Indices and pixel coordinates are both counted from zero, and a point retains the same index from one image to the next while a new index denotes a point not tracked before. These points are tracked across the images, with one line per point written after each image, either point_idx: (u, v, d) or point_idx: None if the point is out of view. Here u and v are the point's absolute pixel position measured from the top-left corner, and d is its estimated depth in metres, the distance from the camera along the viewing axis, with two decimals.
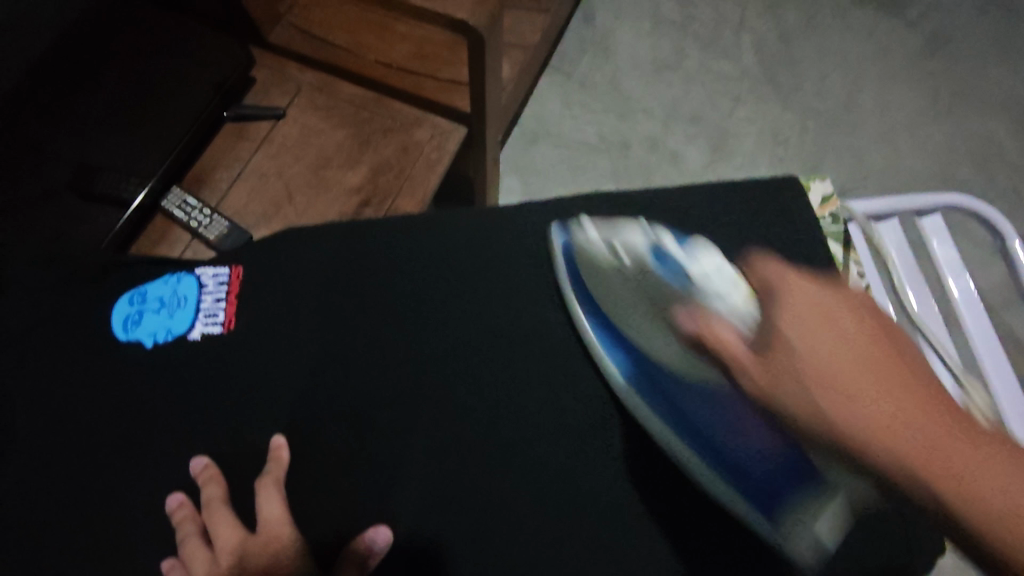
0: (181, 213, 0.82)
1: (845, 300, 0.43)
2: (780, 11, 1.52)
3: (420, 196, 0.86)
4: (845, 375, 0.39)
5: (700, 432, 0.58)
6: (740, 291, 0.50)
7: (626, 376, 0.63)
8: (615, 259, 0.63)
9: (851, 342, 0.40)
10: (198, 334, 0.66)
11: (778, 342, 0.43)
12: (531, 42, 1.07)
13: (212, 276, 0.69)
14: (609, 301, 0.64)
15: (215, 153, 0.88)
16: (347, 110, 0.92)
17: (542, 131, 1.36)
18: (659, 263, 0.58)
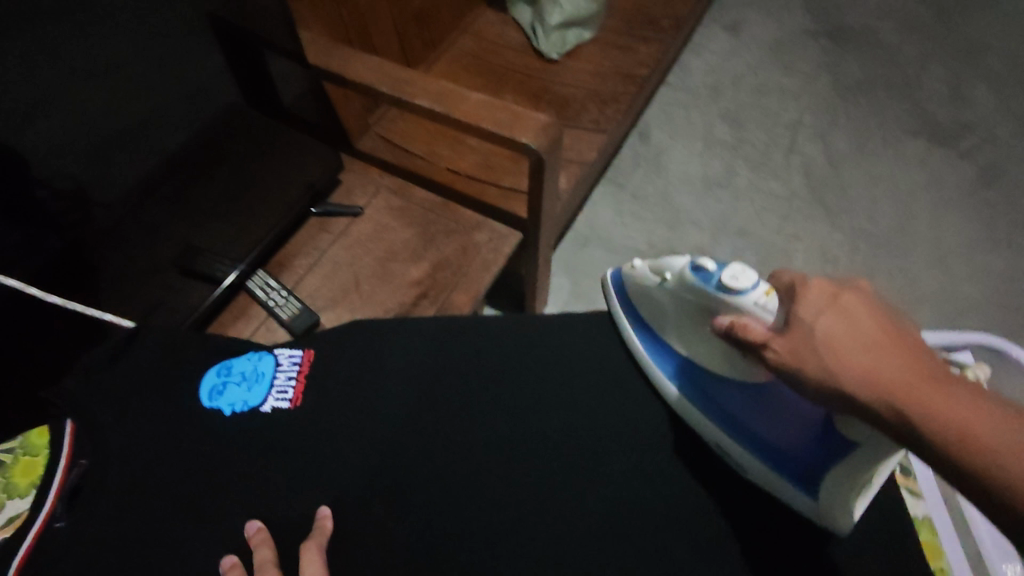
0: (262, 293, 0.93)
1: (852, 286, 0.50)
2: (831, 138, 1.59)
3: (473, 293, 0.93)
4: (848, 348, 0.47)
5: (737, 419, 0.61)
6: (761, 286, 0.55)
7: (673, 381, 0.65)
8: (649, 278, 0.66)
9: (852, 318, 0.48)
10: (269, 408, 0.65)
11: (796, 326, 0.50)
12: (589, 159, 1.18)
13: (288, 356, 0.70)
14: (655, 314, 0.67)
15: (298, 242, 0.99)
16: (416, 212, 1.02)
17: (593, 236, 1.44)
18: (694, 275, 0.60)
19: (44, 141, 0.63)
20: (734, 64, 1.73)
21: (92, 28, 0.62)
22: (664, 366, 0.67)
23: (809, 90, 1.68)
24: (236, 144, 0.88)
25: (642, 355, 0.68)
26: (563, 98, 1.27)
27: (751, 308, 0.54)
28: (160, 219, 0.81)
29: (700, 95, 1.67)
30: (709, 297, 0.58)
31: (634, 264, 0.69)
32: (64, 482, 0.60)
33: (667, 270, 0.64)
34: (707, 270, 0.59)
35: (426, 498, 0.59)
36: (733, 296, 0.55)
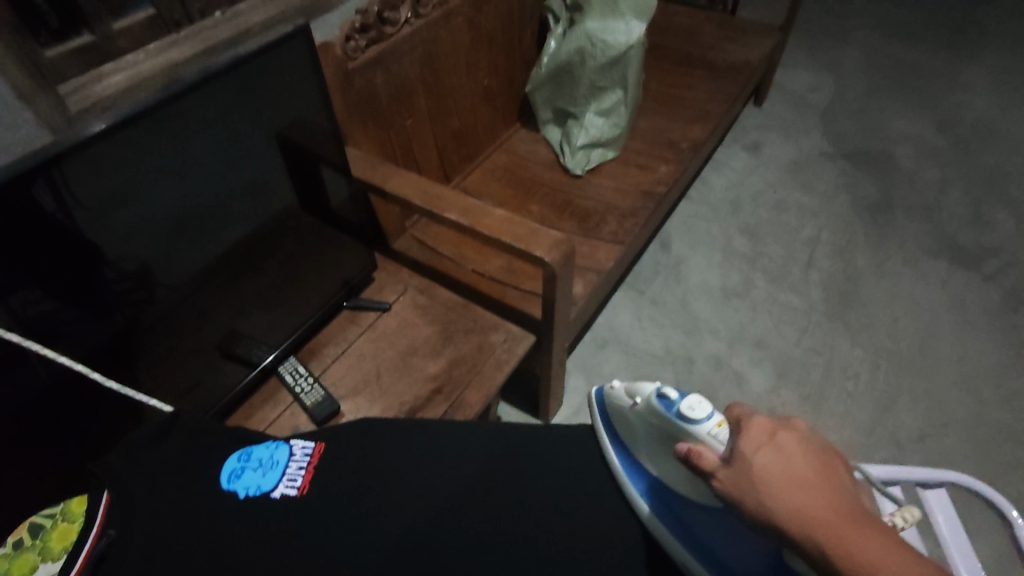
0: (290, 378, 1.00)
1: (789, 425, 0.53)
2: (850, 255, 1.63)
3: (486, 390, 0.98)
4: (784, 487, 0.49)
5: (704, 547, 0.57)
6: (714, 418, 0.57)
7: (644, 498, 0.62)
8: (624, 400, 0.67)
9: (787, 457, 0.50)
10: (277, 494, 0.60)
11: (741, 459, 0.51)
12: (605, 267, 1.25)
13: (301, 446, 0.66)
14: (629, 431, 0.67)
15: (329, 333, 1.09)
16: (440, 311, 1.10)
17: (611, 338, 1.49)
18: (660, 403, 0.61)
19: (116, 233, 0.72)
20: (754, 181, 1.83)
21: (173, 140, 0.74)
22: (635, 481, 0.64)
23: (827, 208, 1.75)
24: (286, 242, 0.98)
25: (617, 469, 0.66)
26: (586, 211, 1.38)
27: (705, 439, 0.56)
28: (210, 306, 0.90)
29: (721, 209, 1.76)
30: (671, 424, 0.60)
31: (614, 385, 0.70)
32: (92, 551, 0.54)
33: (639, 395, 0.65)
34: (670, 399, 0.61)
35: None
36: (693, 426, 0.57)
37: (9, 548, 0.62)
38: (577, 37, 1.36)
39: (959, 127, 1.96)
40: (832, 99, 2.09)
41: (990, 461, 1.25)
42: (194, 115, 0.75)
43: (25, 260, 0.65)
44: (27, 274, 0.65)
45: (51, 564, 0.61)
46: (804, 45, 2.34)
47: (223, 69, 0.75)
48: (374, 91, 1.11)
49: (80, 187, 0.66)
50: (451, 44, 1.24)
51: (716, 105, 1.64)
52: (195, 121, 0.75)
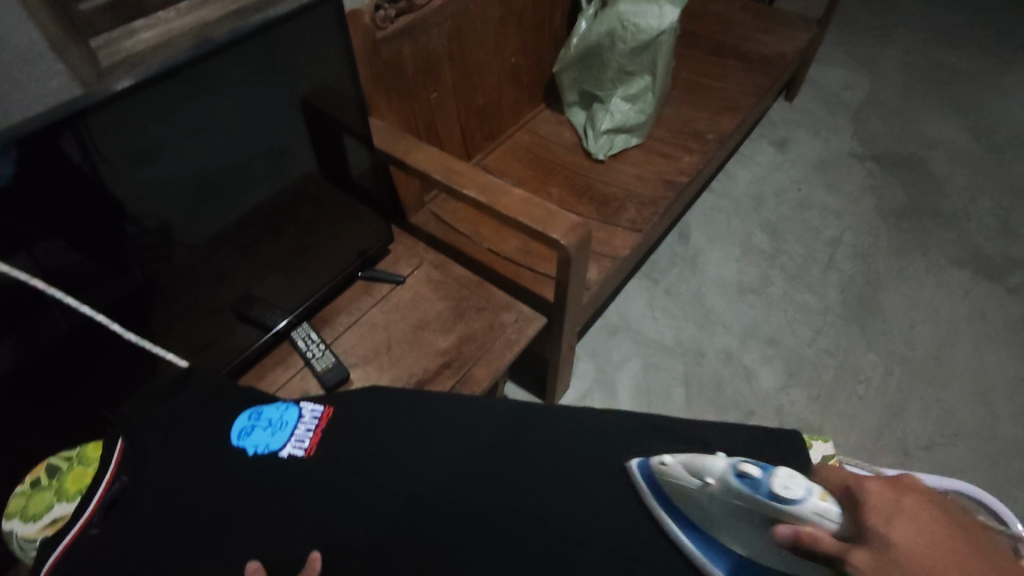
0: (303, 343, 1.02)
1: (905, 486, 0.43)
2: (871, 258, 1.60)
3: (494, 368, 0.99)
4: (940, 563, 0.37)
5: None
6: (815, 490, 0.46)
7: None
8: (684, 479, 0.52)
9: (923, 521, 0.39)
10: (285, 453, 0.59)
11: (874, 537, 0.40)
12: (621, 255, 1.25)
13: (310, 409, 0.65)
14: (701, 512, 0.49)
15: (343, 303, 1.10)
16: (453, 287, 1.10)
17: (623, 326, 1.48)
18: (746, 484, 0.49)
19: (139, 188, 0.73)
20: (779, 177, 1.80)
21: (199, 100, 0.74)
22: (717, 561, 0.46)
23: (852, 210, 1.71)
24: (306, 209, 0.98)
25: (691, 551, 0.47)
26: (606, 196, 1.37)
27: (811, 519, 0.44)
28: (228, 267, 0.91)
29: (742, 204, 1.73)
30: (769, 509, 0.46)
31: (665, 460, 0.54)
32: (105, 494, 0.56)
33: (707, 474, 0.52)
34: (755, 478, 0.49)
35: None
36: (792, 505, 0.46)
37: (26, 487, 0.63)
38: (609, 19, 1.34)
39: (995, 134, 1.91)
40: (866, 98, 2.04)
41: (998, 475, 1.23)
42: (221, 75, 0.75)
43: (51, 211, 0.66)
44: (51, 224, 0.67)
45: (65, 505, 0.61)
46: (840, 41, 2.28)
47: (252, 33, 0.75)
48: (400, 63, 1.10)
49: (104, 142, 0.67)
50: (480, 18, 1.22)
51: (746, 97, 1.61)
52: (221, 82, 0.75)
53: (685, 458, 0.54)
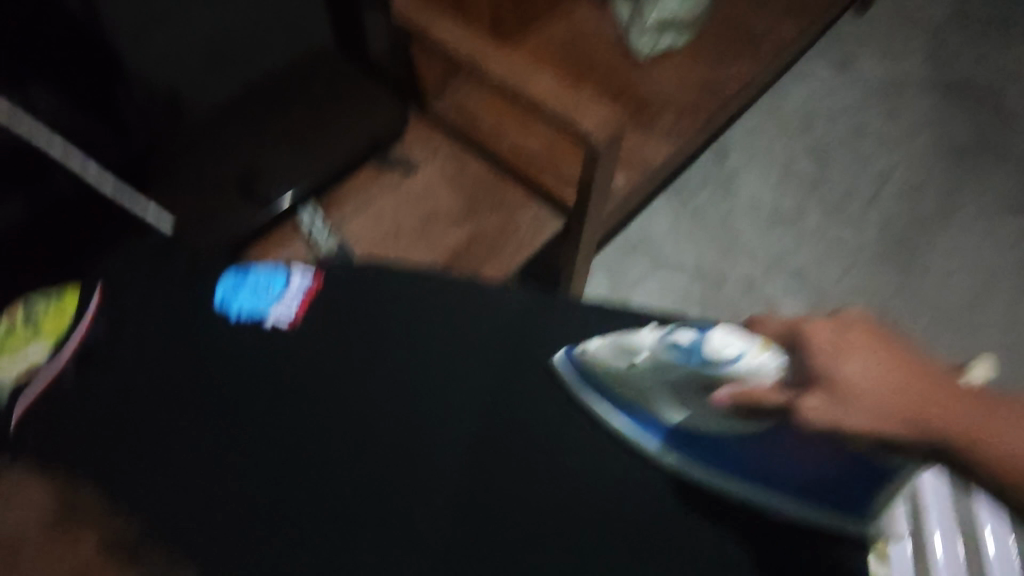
0: (306, 228, 0.94)
1: (846, 320, 0.45)
2: (919, 196, 1.49)
3: (504, 266, 0.94)
4: (879, 394, 0.41)
5: (760, 474, 0.54)
6: (752, 346, 0.48)
7: (671, 448, 0.56)
8: (614, 359, 0.58)
9: (865, 359, 0.43)
10: (270, 324, 0.62)
11: (823, 380, 0.43)
12: (651, 166, 1.16)
13: (300, 277, 0.65)
14: (637, 391, 0.57)
15: (350, 187, 1.00)
16: (469, 181, 1.02)
17: (643, 243, 1.41)
18: (677, 354, 0.52)
19: (147, 47, 0.74)
20: (834, 99, 1.64)
21: None
22: (653, 430, 0.57)
23: (908, 142, 1.57)
24: (315, 87, 0.95)
25: (628, 429, 0.58)
26: (642, 101, 1.26)
27: (751, 373, 0.47)
28: (234, 142, 0.89)
29: (789, 125, 1.59)
30: (700, 376, 0.51)
31: (589, 346, 0.61)
32: (83, 333, 0.61)
33: (638, 352, 0.56)
34: (686, 344, 0.52)
35: (389, 445, 0.58)
36: (728, 366, 0.48)
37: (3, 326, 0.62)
38: None
39: None
40: (948, 18, 1.81)
41: None
42: None
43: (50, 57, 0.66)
44: (48, 73, 0.67)
45: (40, 349, 0.60)
46: None
47: None
48: None
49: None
50: None
51: (814, 3, 1.43)
52: None
53: (614, 337, 0.60)
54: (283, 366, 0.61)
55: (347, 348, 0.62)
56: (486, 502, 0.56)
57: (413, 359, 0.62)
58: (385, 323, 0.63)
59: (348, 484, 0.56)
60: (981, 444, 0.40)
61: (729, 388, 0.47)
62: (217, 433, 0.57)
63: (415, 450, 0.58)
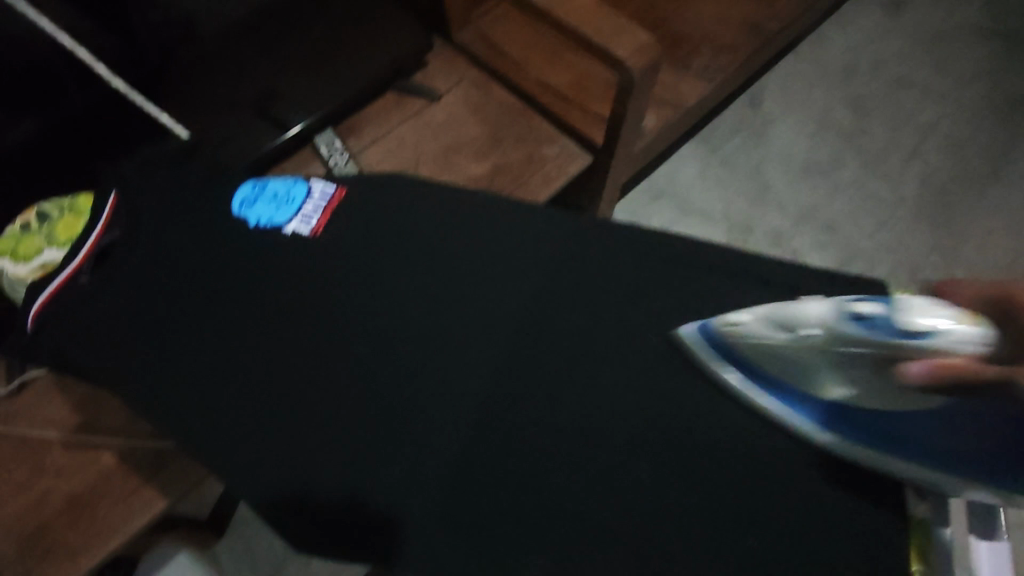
0: (326, 150, 0.91)
1: None
2: (965, 152, 1.41)
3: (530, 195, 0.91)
4: None
5: (927, 454, 0.48)
6: (959, 316, 0.44)
7: (828, 428, 0.53)
8: (770, 334, 0.54)
9: None
10: (289, 231, 0.62)
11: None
12: (684, 105, 1.10)
13: (321, 186, 0.64)
14: (796, 366, 0.53)
15: (371, 112, 0.96)
16: (494, 111, 0.97)
17: (669, 190, 1.37)
18: (858, 327, 0.47)
19: None
20: (881, 45, 1.54)
21: None
22: (807, 410, 0.53)
23: (958, 94, 1.48)
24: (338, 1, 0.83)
25: (776, 409, 0.54)
26: (678, 37, 1.18)
27: (954, 346, 0.43)
28: (250, 59, 0.78)
29: (831, 71, 1.50)
30: (889, 351, 0.46)
31: (732, 319, 0.56)
32: (96, 243, 0.59)
33: (801, 325, 0.51)
34: (871, 317, 0.47)
35: (407, 362, 0.57)
36: (932, 339, 0.44)
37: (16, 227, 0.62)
38: None
39: None
40: None
41: None
42: None
43: None
44: None
45: (56, 251, 0.61)
46: None
47: None
48: None
49: None
50: None
51: None
52: None
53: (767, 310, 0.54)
54: (302, 280, 0.60)
55: (367, 265, 0.61)
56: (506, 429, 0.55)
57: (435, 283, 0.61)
58: (407, 245, 0.62)
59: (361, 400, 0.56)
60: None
61: (923, 360, 0.44)
62: (236, 344, 0.57)
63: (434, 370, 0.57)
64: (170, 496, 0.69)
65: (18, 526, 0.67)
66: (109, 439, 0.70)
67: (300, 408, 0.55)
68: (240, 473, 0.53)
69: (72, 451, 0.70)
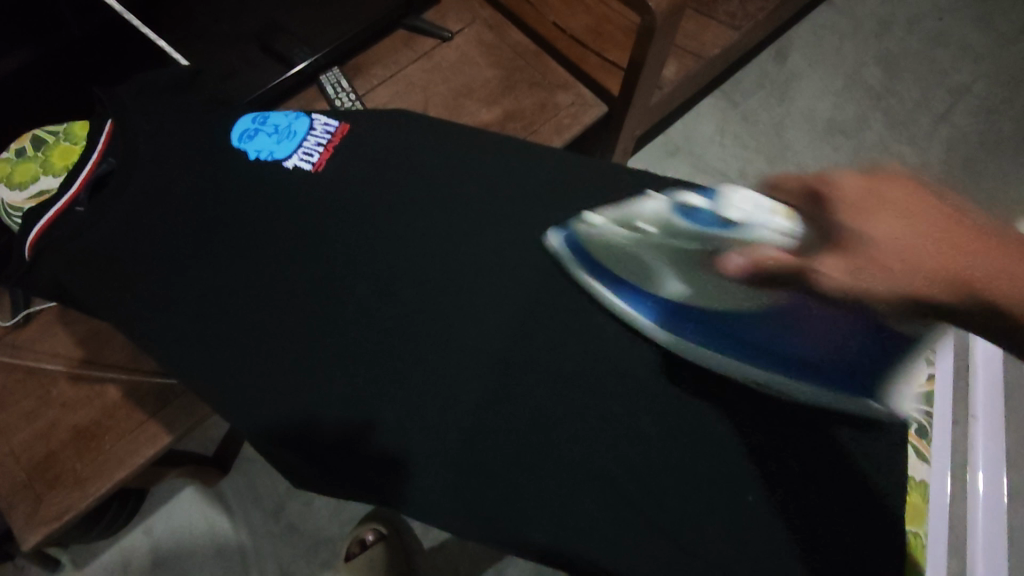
0: (331, 90, 0.88)
1: (891, 173, 0.40)
2: (999, 116, 1.33)
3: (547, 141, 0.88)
4: (913, 254, 0.36)
5: (766, 351, 0.55)
6: (772, 209, 0.50)
7: (664, 325, 0.56)
8: (615, 231, 0.60)
9: (902, 216, 0.38)
10: (291, 165, 0.61)
11: (849, 239, 0.40)
12: (706, 55, 1.05)
13: (322, 122, 0.63)
14: (625, 265, 0.59)
15: (380, 51, 0.93)
16: (506, 55, 0.93)
17: (684, 146, 1.33)
18: (687, 220, 0.58)
19: None
20: None
21: None
22: (646, 311, 0.57)
23: (997, 53, 1.39)
24: None
25: (626, 313, 0.57)
26: None
27: (769, 234, 0.49)
28: None
29: (864, 25, 1.43)
30: (716, 240, 0.56)
31: (587, 220, 0.60)
32: (93, 171, 0.58)
33: (638, 220, 0.60)
34: (697, 211, 0.58)
35: (409, 307, 0.57)
36: (737, 230, 0.54)
37: (12, 154, 0.62)
38: None
39: None
40: None
41: None
42: None
43: None
44: None
45: (52, 179, 0.61)
46: None
47: None
48: None
49: None
50: None
51: None
52: None
53: (612, 209, 0.60)
54: (304, 224, 0.59)
55: (373, 207, 0.60)
56: (508, 377, 0.54)
57: (440, 228, 0.60)
58: (415, 188, 0.61)
59: (360, 343, 0.55)
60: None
61: (744, 255, 0.50)
62: (238, 281, 0.56)
63: (435, 317, 0.56)
64: (175, 432, 0.70)
65: (27, 454, 0.68)
66: (116, 373, 0.71)
67: (302, 348, 0.55)
68: (243, 411, 0.54)
69: (79, 384, 0.71)
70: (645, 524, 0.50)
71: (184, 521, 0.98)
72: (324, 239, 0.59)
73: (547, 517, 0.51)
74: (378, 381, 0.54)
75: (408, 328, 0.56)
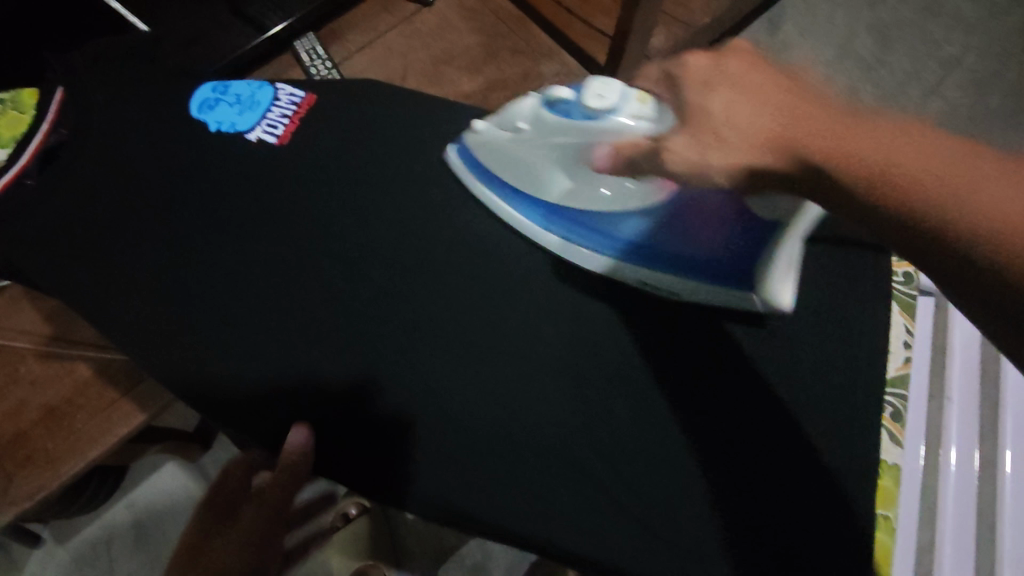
0: (307, 57, 0.84)
1: (733, 48, 0.38)
2: None
3: None
4: (751, 123, 0.34)
5: (660, 254, 0.53)
6: (631, 93, 0.42)
7: (556, 233, 0.57)
8: (494, 133, 0.53)
9: (740, 104, 0.35)
10: (254, 138, 0.59)
11: (687, 111, 0.38)
12: (696, 24, 1.02)
13: (287, 92, 0.61)
14: (512, 166, 0.55)
15: (358, 16, 0.88)
16: (489, 20, 0.89)
17: None
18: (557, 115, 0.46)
19: None
20: None
21: None
22: (536, 219, 0.57)
23: None
24: None
25: (523, 224, 0.58)
26: None
27: (628, 124, 0.42)
28: None
29: None
30: (587, 135, 0.45)
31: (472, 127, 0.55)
32: (43, 142, 0.55)
33: (520, 119, 0.49)
34: (565, 103, 0.45)
35: (381, 288, 0.55)
36: (606, 121, 0.43)
37: None
38: None
39: None
40: None
41: None
42: None
43: None
44: None
45: None
46: None
47: None
48: None
49: None
50: None
51: None
52: None
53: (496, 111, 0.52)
54: (272, 202, 0.57)
55: (344, 184, 0.58)
56: (482, 360, 0.54)
57: (415, 206, 0.58)
58: (389, 164, 0.60)
59: (329, 324, 0.54)
60: (932, 198, 0.27)
61: (608, 146, 0.44)
62: (204, 261, 0.55)
63: (407, 299, 0.55)
64: (149, 410, 0.69)
65: None
66: (88, 351, 0.69)
67: (269, 329, 0.53)
68: (209, 397, 0.52)
69: (48, 362, 0.69)
70: (615, 507, 0.50)
71: (162, 494, 0.98)
72: (293, 217, 0.57)
73: (520, 505, 0.50)
74: (349, 364, 0.53)
75: (380, 309, 0.55)
